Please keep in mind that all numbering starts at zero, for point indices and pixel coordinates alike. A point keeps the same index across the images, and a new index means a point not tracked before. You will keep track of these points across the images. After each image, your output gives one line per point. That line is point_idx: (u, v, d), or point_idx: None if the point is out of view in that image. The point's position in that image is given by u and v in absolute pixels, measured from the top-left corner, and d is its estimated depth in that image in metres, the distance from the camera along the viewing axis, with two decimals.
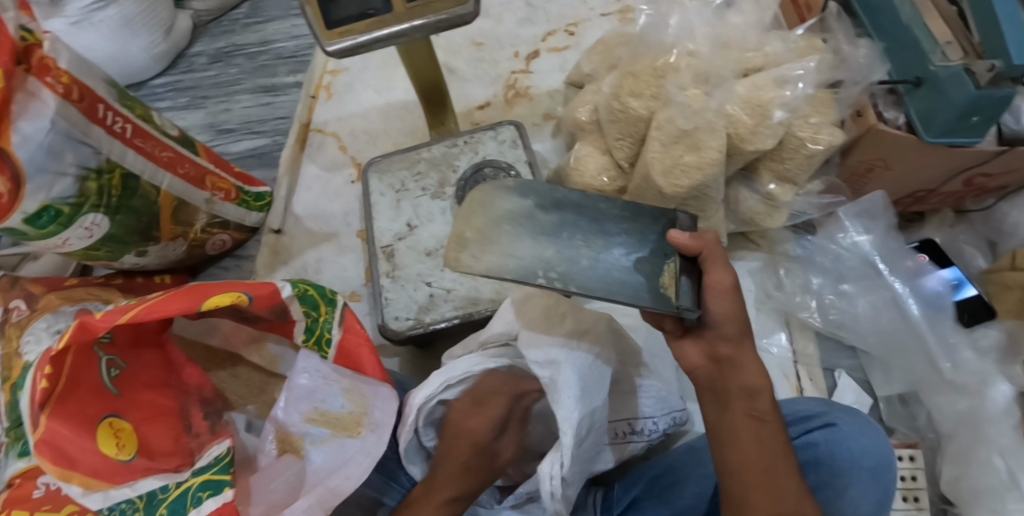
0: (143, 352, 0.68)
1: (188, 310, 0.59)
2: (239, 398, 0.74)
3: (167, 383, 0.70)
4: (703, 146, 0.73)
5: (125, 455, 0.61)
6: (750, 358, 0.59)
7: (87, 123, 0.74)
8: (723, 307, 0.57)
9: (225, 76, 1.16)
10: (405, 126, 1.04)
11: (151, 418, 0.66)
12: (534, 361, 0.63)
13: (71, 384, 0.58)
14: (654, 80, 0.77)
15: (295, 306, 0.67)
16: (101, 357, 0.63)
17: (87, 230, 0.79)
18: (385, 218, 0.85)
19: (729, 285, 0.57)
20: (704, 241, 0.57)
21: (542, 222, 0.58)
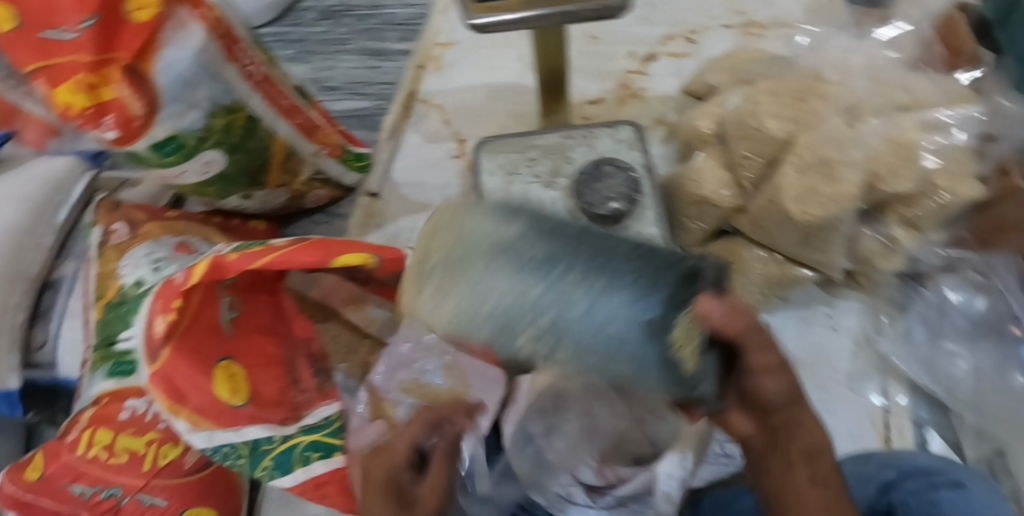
0: (258, 300, 0.73)
1: (314, 264, 0.63)
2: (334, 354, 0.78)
3: (276, 331, 0.74)
4: (840, 178, 0.71)
5: (237, 401, 0.65)
6: (806, 417, 0.57)
7: (223, 62, 0.75)
8: (772, 385, 0.55)
9: (333, 33, 1.15)
10: (511, 108, 1.01)
11: (260, 365, 0.70)
12: None
13: (195, 323, 0.64)
14: (794, 103, 0.75)
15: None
16: (225, 302, 0.68)
17: (204, 166, 0.80)
18: (492, 199, 0.84)
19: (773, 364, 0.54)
20: (733, 318, 0.48)
21: (529, 255, 0.46)
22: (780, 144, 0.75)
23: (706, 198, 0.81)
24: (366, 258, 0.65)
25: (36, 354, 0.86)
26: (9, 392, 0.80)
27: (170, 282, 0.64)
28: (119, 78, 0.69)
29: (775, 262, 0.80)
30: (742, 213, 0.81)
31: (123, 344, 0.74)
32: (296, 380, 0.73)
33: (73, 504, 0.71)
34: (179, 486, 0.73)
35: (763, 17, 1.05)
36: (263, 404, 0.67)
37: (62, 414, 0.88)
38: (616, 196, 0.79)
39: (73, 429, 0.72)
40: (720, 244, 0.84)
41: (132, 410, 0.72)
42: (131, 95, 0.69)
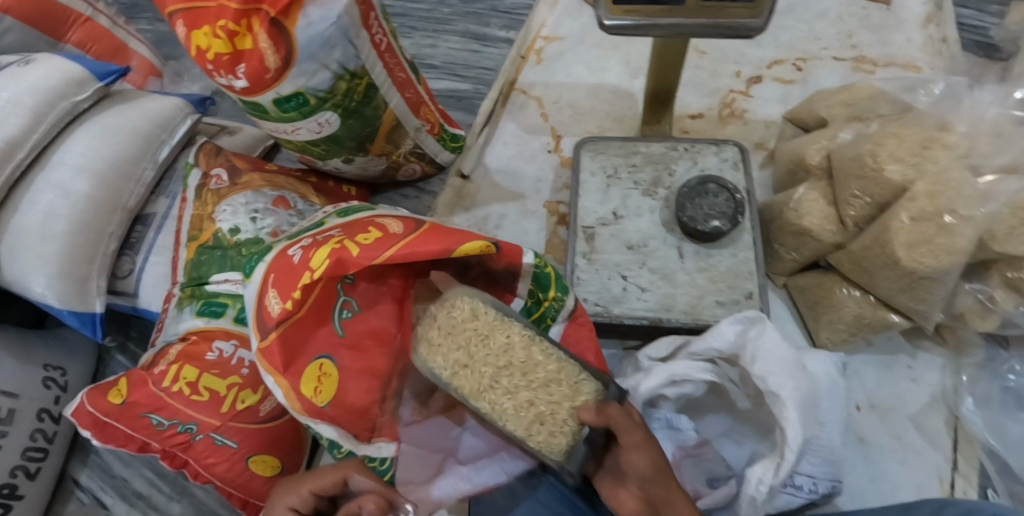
0: (379, 297, 0.69)
1: (436, 250, 0.63)
2: (497, 399, 0.62)
3: (388, 340, 0.69)
4: (956, 231, 0.70)
5: (320, 400, 0.63)
6: (679, 497, 0.58)
7: (361, 26, 0.75)
8: (637, 461, 0.59)
9: (438, 13, 1.15)
10: (612, 110, 1.01)
11: (361, 372, 0.66)
12: (762, 374, 0.65)
13: (308, 309, 0.64)
14: (918, 149, 0.74)
15: (524, 280, 0.68)
16: (338, 297, 0.67)
17: (319, 126, 0.81)
18: (592, 200, 0.84)
19: (641, 439, 0.59)
20: (603, 418, 0.60)
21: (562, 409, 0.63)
22: (896, 188, 0.74)
23: (808, 230, 0.80)
24: (484, 245, 0.63)
25: (120, 283, 0.89)
26: (92, 315, 0.84)
27: (284, 259, 0.64)
28: (259, 28, 0.69)
29: (869, 303, 0.79)
30: (841, 251, 0.80)
31: (214, 286, 0.79)
32: (384, 396, 0.67)
33: (149, 433, 0.74)
34: (250, 432, 0.74)
35: (876, 54, 1.03)
36: (348, 410, 0.65)
37: (132, 343, 0.94)
38: (719, 215, 0.79)
39: (162, 361, 0.75)
40: (812, 275, 0.84)
41: (219, 351, 0.75)
42: (268, 46, 0.70)
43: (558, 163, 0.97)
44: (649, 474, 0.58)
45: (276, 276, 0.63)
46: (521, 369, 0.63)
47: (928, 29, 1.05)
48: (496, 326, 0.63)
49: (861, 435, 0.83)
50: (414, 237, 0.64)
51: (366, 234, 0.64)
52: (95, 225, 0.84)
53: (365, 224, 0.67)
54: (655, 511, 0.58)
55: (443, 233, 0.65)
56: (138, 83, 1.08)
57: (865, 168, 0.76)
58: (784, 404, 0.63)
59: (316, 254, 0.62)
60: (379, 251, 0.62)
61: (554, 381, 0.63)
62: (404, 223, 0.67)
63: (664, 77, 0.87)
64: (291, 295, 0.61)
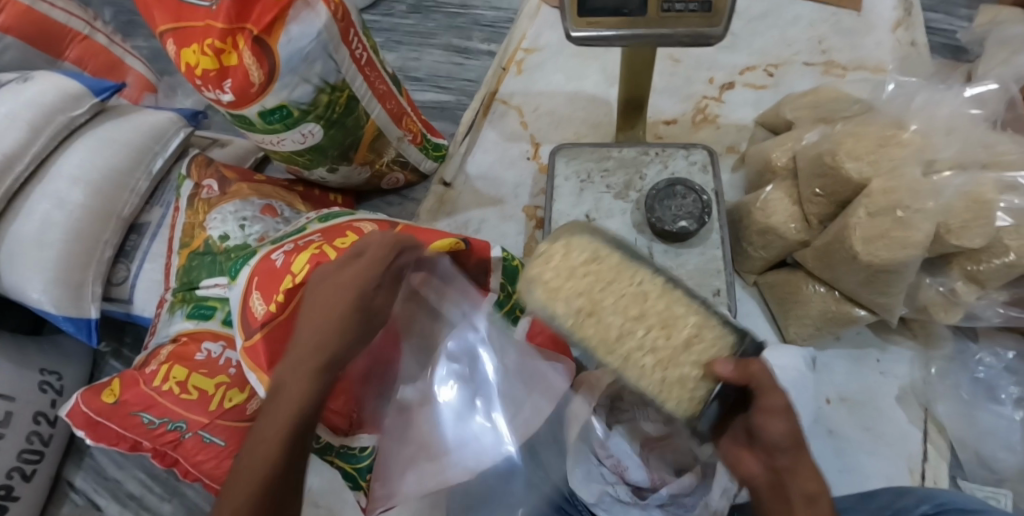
0: None
1: None
2: (617, 342, 0.61)
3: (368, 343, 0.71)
4: (910, 225, 0.73)
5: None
6: (807, 466, 0.62)
7: (340, 41, 0.79)
8: (778, 427, 0.61)
9: (423, 27, 1.20)
10: (589, 118, 1.05)
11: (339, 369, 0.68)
12: None
13: (292, 312, 0.67)
14: (875, 146, 0.77)
15: (495, 274, 0.75)
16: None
17: (302, 137, 0.84)
18: (565, 203, 0.87)
19: (781, 405, 0.61)
20: (748, 373, 0.60)
21: (689, 359, 0.60)
22: (855, 186, 0.77)
23: (773, 228, 0.83)
24: (455, 243, 0.70)
25: (115, 289, 0.93)
26: (88, 320, 0.89)
27: (267, 263, 0.69)
28: (244, 45, 0.73)
29: (834, 298, 0.82)
30: (807, 248, 0.83)
31: (204, 291, 0.83)
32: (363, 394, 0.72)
33: (141, 431, 0.78)
34: (237, 431, 0.77)
35: (846, 59, 1.07)
36: None
37: (126, 348, 0.98)
38: (686, 215, 0.82)
39: (153, 361, 0.79)
40: (781, 273, 0.87)
41: (208, 352, 0.79)
42: (252, 63, 0.74)
43: (536, 169, 1.00)
44: (788, 439, 0.61)
45: (260, 280, 0.68)
46: (655, 322, 0.61)
47: (898, 33, 1.08)
48: (623, 271, 0.64)
49: (830, 426, 0.85)
50: (386, 236, 0.69)
51: (343, 239, 0.69)
52: (91, 234, 0.88)
53: (343, 228, 0.72)
54: (779, 477, 0.62)
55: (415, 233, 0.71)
56: (133, 98, 1.11)
57: (826, 167, 0.79)
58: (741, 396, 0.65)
59: (297, 259, 0.68)
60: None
61: (692, 338, 0.61)
62: (380, 228, 0.72)
63: (635, 84, 0.90)
64: (274, 297, 0.66)
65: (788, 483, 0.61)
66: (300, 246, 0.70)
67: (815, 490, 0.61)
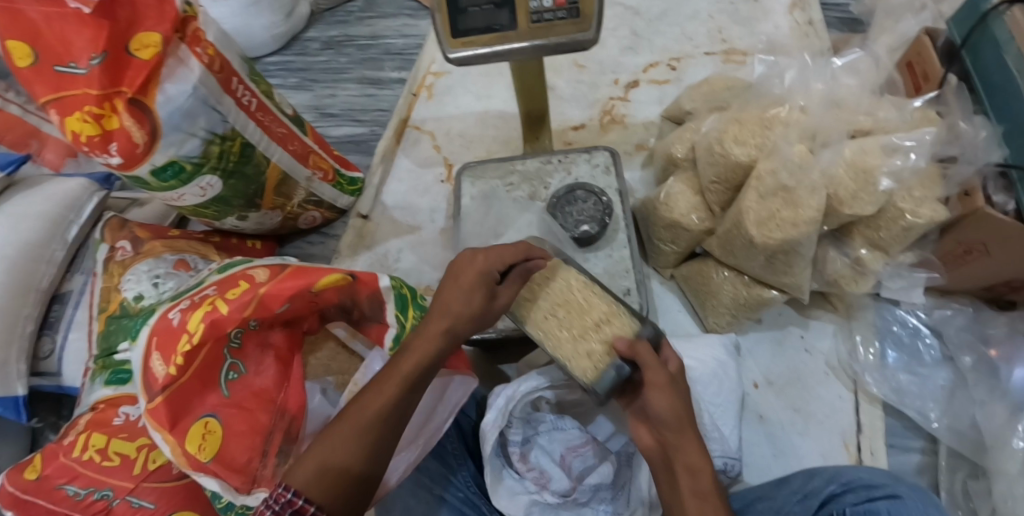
0: (265, 356, 0.72)
1: (298, 290, 0.69)
2: (534, 320, 0.70)
3: (272, 400, 0.71)
4: (800, 202, 0.73)
5: (204, 456, 0.66)
6: (691, 441, 0.61)
7: (221, 93, 0.80)
8: (660, 402, 0.61)
9: (335, 63, 1.21)
10: (500, 134, 1.06)
11: (243, 428, 0.68)
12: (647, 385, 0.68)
13: (193, 373, 0.67)
14: (760, 129, 0.78)
15: (389, 305, 0.74)
16: (224, 360, 0.70)
17: (201, 190, 0.85)
18: (473, 222, 0.88)
19: (663, 381, 0.62)
20: (635, 349, 0.65)
21: (595, 335, 0.68)
22: (745, 168, 0.78)
23: (676, 222, 0.84)
24: (342, 279, 0.71)
25: (43, 363, 0.92)
26: (15, 398, 0.87)
27: (165, 322, 0.68)
28: (122, 108, 0.74)
29: (743, 283, 0.82)
30: (710, 236, 0.83)
31: (122, 355, 0.82)
32: (267, 450, 0.69)
33: (68, 504, 0.76)
34: (168, 489, 0.76)
35: (744, 45, 1.09)
36: (230, 464, 0.67)
37: (65, 420, 0.98)
38: (588, 219, 0.83)
39: (71, 432, 0.78)
40: (692, 264, 0.87)
41: (126, 415, 0.79)
42: (133, 124, 0.75)
43: (451, 192, 1.01)
44: (669, 414, 0.61)
45: (159, 340, 0.67)
46: (574, 305, 0.70)
47: (794, 14, 1.11)
48: (557, 268, 0.72)
49: (759, 412, 0.85)
50: (278, 280, 0.70)
51: (236, 289, 0.69)
52: (10, 309, 0.87)
53: (235, 277, 0.70)
54: (665, 451, 0.62)
55: (311, 272, 0.71)
56: (55, 165, 1.09)
57: (716, 154, 0.80)
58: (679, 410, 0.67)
59: (193, 317, 0.67)
60: (258, 292, 0.68)
61: (603, 320, 0.69)
62: (273, 270, 0.72)
63: (530, 96, 0.91)
64: (173, 359, 0.65)
65: (672, 457, 0.61)
66: (198, 302, 0.69)
67: (694, 463, 0.60)
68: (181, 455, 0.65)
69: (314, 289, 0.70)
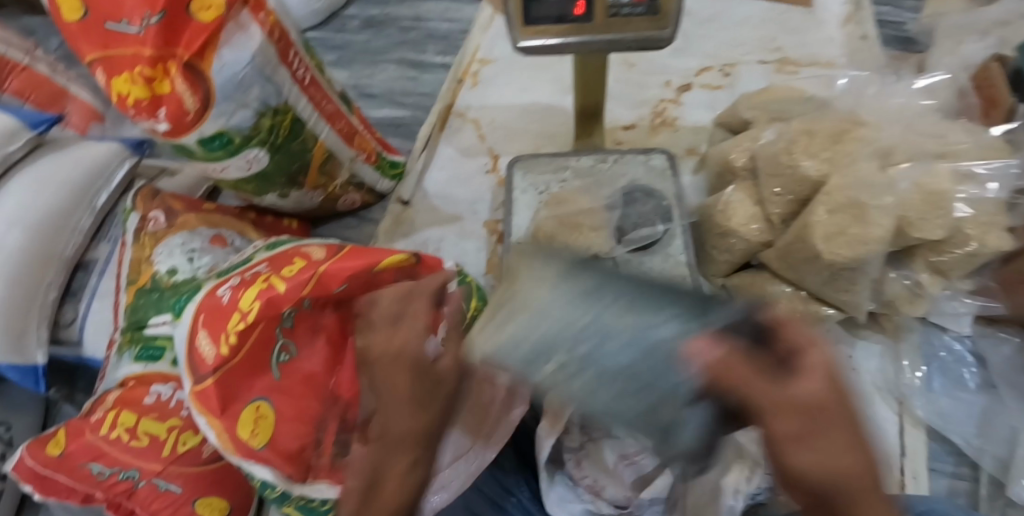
0: (318, 338, 0.69)
1: (361, 267, 0.67)
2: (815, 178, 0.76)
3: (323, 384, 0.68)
4: (870, 221, 0.71)
5: (256, 442, 0.63)
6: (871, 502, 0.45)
7: (277, 64, 0.77)
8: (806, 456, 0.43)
9: (375, 44, 1.18)
10: (546, 127, 1.03)
11: (295, 414, 0.66)
12: None
13: (243, 356, 0.64)
14: (829, 144, 0.76)
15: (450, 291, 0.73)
16: (276, 340, 0.66)
17: (246, 163, 0.82)
18: (524, 216, 0.85)
19: (822, 377, 0.45)
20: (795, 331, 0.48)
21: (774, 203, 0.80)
22: (813, 183, 0.77)
23: (734, 231, 0.82)
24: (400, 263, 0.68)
25: (63, 331, 0.88)
26: (34, 367, 0.83)
27: (213, 300, 0.65)
28: (175, 71, 0.71)
29: (801, 298, 0.81)
30: (769, 249, 0.82)
31: (152, 329, 0.78)
32: (320, 439, 0.67)
33: (91, 483, 0.72)
34: (194, 475, 0.73)
35: (798, 55, 1.07)
36: (281, 452, 0.65)
37: (80, 394, 0.93)
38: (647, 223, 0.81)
39: (99, 408, 0.74)
40: (746, 275, 0.85)
41: (157, 395, 0.75)
42: (186, 89, 0.72)
43: (496, 183, 0.98)
44: (822, 480, 0.44)
45: (206, 318, 0.64)
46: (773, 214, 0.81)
47: (848, 27, 1.09)
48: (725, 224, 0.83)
49: None
50: (337, 258, 0.67)
51: (292, 266, 0.66)
52: (33, 276, 0.83)
53: (290, 255, 0.68)
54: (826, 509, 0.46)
55: (366, 251, 0.69)
56: (79, 128, 1.01)
57: (782, 166, 0.78)
58: (745, 426, 0.66)
59: (245, 295, 0.64)
60: (314, 268, 0.66)
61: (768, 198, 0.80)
62: (328, 249, 0.69)
63: (589, 90, 0.88)
64: (225, 339, 0.62)
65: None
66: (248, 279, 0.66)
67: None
68: (230, 442, 0.63)
69: (375, 268, 0.67)
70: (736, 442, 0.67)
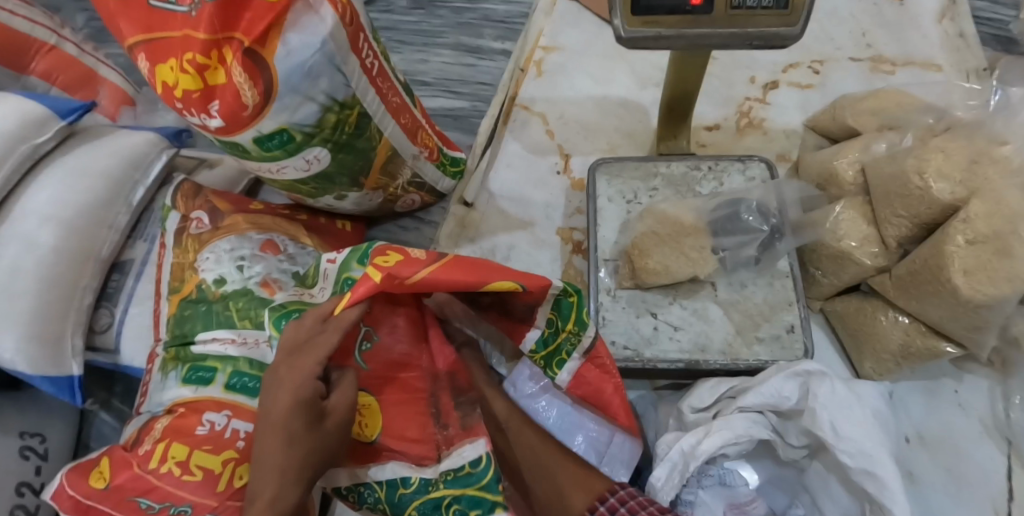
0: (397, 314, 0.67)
1: (468, 283, 0.60)
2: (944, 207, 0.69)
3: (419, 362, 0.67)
4: (1017, 255, 0.64)
5: (371, 433, 0.64)
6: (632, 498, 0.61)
7: (349, 51, 0.67)
8: None
9: (427, 24, 1.08)
10: (623, 125, 0.94)
11: (402, 400, 0.65)
12: (844, 451, 0.62)
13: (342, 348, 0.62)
14: (966, 163, 0.68)
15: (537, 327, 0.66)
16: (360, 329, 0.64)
17: (307, 163, 0.73)
18: (610, 229, 0.78)
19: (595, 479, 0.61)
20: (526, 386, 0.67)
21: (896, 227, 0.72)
22: (945, 207, 0.68)
23: (847, 253, 0.74)
24: (514, 286, 0.61)
25: (99, 338, 0.80)
26: (70, 379, 0.75)
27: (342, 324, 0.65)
28: (233, 60, 0.61)
29: (919, 331, 0.73)
30: (884, 275, 0.74)
31: (201, 347, 0.71)
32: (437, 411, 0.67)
33: None
34: None
35: (893, 53, 0.99)
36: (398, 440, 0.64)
37: (117, 399, 0.87)
38: (751, 241, 0.74)
39: (148, 439, 0.67)
40: (851, 300, 0.79)
41: (211, 424, 0.67)
42: (245, 80, 0.62)
43: (568, 186, 0.90)
44: None
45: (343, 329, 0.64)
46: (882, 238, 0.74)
47: (943, 24, 1.00)
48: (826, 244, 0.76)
49: (909, 468, 0.78)
50: (438, 266, 0.60)
51: (384, 257, 0.60)
52: (67, 279, 0.75)
53: (382, 248, 0.61)
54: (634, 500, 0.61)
55: (471, 264, 0.62)
56: (109, 114, 0.93)
57: (912, 186, 0.69)
58: (885, 485, 0.61)
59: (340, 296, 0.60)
60: (408, 273, 0.58)
61: (888, 218, 0.72)
62: (428, 252, 0.63)
63: (684, 88, 0.79)
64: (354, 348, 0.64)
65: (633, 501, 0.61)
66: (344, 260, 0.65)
67: None
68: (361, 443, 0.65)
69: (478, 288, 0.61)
70: (871, 500, 0.62)
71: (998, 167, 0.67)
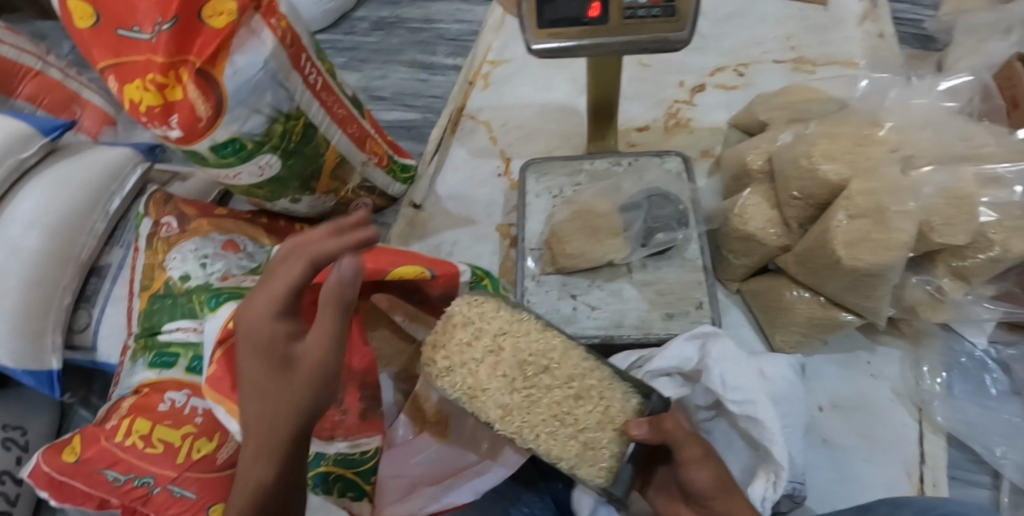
0: None
1: (375, 269, 0.71)
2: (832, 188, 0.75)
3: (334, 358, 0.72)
4: (893, 226, 0.70)
5: None
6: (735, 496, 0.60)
7: (290, 69, 0.76)
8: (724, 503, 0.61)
9: (385, 44, 1.17)
10: (561, 129, 1.02)
11: None
12: (732, 399, 0.68)
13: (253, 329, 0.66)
14: (852, 146, 0.75)
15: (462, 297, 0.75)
16: None
17: (259, 169, 0.81)
18: (537, 221, 0.85)
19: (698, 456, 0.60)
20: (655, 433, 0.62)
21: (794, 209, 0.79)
22: (833, 187, 0.75)
23: (753, 235, 0.81)
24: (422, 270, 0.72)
25: (77, 336, 0.88)
26: (49, 373, 0.82)
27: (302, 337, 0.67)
28: (187, 78, 0.70)
29: (819, 303, 0.79)
30: (786, 253, 0.81)
31: (166, 336, 0.79)
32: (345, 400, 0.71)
33: (107, 489, 0.72)
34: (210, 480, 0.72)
35: (816, 54, 1.05)
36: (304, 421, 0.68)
37: (95, 396, 0.95)
38: (662, 227, 0.81)
39: (114, 416, 0.75)
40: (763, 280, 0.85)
41: (171, 402, 0.75)
42: (198, 95, 0.71)
43: (508, 186, 0.98)
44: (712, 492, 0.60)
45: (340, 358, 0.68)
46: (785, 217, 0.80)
47: (865, 25, 1.08)
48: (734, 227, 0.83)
49: (823, 435, 0.83)
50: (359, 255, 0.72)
51: None
52: (50, 280, 0.84)
53: None
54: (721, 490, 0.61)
55: (386, 256, 0.74)
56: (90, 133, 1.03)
57: (801, 168, 0.76)
58: (766, 429, 0.66)
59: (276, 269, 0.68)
60: None
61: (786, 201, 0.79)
62: None
63: (603, 91, 0.86)
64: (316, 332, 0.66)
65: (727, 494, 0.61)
66: None
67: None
68: None
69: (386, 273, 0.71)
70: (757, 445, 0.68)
71: (880, 150, 0.74)
